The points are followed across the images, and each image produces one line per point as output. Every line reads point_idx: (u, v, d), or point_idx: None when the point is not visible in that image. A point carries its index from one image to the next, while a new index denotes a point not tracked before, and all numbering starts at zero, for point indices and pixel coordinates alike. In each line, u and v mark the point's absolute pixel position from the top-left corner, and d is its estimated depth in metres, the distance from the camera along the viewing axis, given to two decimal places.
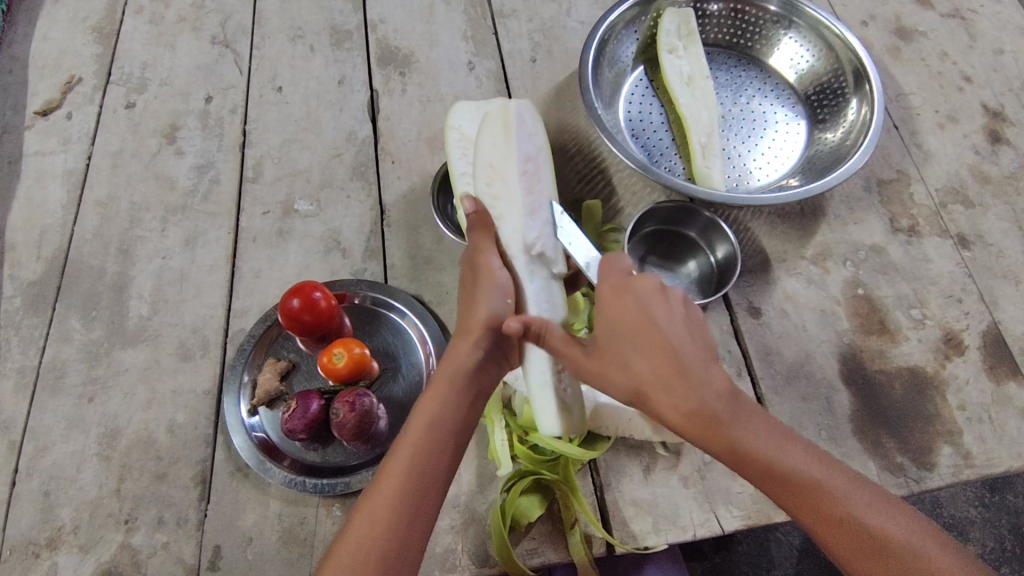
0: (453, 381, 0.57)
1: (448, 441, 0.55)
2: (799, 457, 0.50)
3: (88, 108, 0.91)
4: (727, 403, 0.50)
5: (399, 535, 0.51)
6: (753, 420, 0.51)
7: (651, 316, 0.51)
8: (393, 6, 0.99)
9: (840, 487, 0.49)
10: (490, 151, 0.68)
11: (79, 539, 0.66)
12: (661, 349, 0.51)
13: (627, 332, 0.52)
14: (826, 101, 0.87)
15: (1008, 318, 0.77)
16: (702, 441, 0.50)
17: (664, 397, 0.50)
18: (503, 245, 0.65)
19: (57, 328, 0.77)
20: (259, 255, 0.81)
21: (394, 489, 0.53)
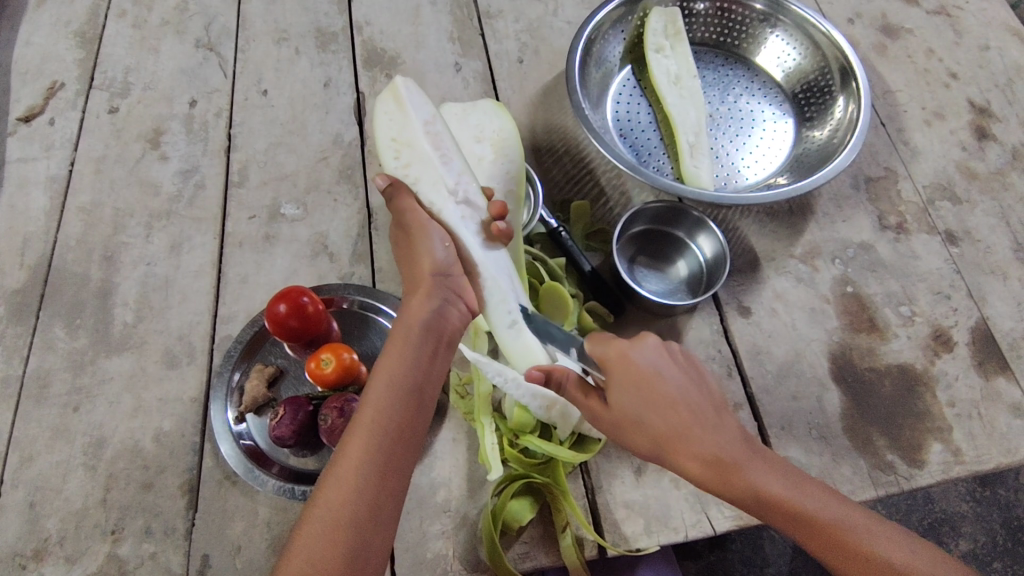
0: (411, 336, 0.58)
1: (415, 398, 0.55)
2: (822, 502, 0.52)
3: (71, 114, 0.90)
4: (743, 451, 0.53)
5: (371, 496, 0.50)
6: (771, 465, 0.54)
7: (658, 374, 0.54)
8: (379, 7, 0.98)
9: (859, 525, 0.51)
10: (386, 127, 0.68)
11: (65, 550, 0.65)
12: (672, 407, 0.54)
13: (637, 390, 0.53)
14: (813, 99, 0.87)
15: (997, 314, 0.77)
16: (723, 490, 0.53)
17: (687, 453, 0.53)
18: (428, 201, 0.65)
19: (41, 337, 0.76)
20: (246, 260, 0.80)
21: (360, 450, 0.52)
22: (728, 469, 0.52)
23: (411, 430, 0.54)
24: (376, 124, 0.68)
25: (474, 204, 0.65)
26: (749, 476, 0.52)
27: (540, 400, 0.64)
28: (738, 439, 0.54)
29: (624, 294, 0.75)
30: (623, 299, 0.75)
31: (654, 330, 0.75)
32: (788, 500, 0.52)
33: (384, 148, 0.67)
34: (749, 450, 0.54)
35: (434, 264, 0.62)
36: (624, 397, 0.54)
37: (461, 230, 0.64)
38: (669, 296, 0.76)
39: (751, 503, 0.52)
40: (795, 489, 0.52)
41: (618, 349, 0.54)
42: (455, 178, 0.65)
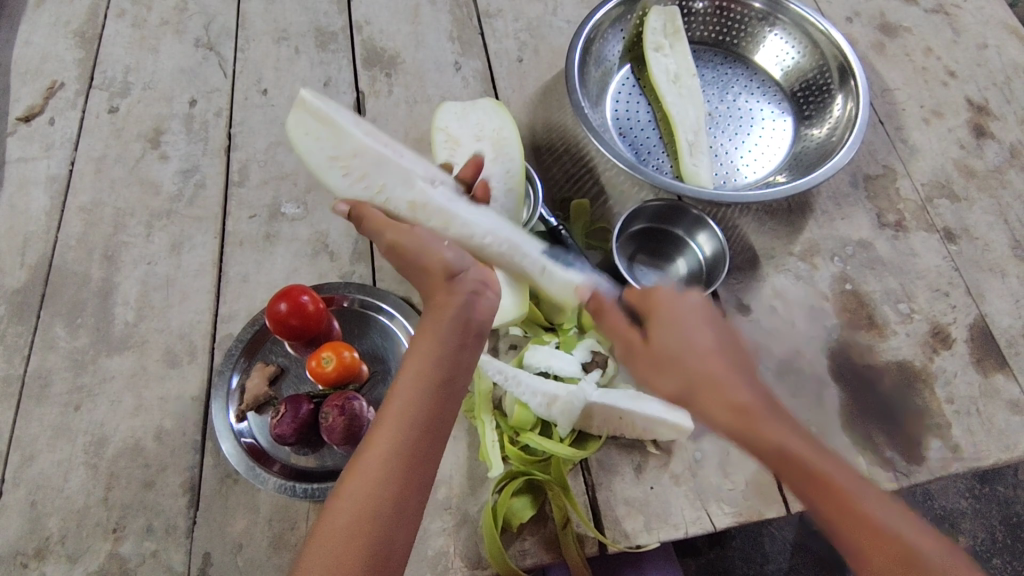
0: (440, 325, 0.52)
1: (443, 393, 0.51)
2: (842, 472, 0.51)
3: (71, 114, 0.90)
4: (770, 409, 0.53)
5: (390, 495, 0.48)
6: (800, 431, 0.52)
7: (694, 322, 0.55)
8: (378, 7, 0.99)
9: (877, 499, 0.50)
10: (322, 152, 0.66)
11: (67, 549, 0.65)
12: (707, 352, 0.54)
13: (672, 329, 0.55)
14: (811, 97, 0.88)
15: (995, 311, 0.78)
16: (747, 440, 0.52)
17: (712, 395, 0.52)
18: (405, 202, 0.63)
19: (42, 337, 0.76)
20: (247, 259, 0.80)
21: (383, 446, 0.49)
22: (754, 418, 0.52)
23: (439, 425, 0.51)
24: (306, 150, 0.67)
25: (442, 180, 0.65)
26: (776, 431, 0.51)
27: (542, 397, 0.66)
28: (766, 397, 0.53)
29: (623, 291, 0.76)
30: None
31: None
32: (811, 461, 0.50)
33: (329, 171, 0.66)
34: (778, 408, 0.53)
35: (445, 266, 0.54)
36: (661, 333, 0.55)
37: (455, 207, 0.64)
38: None
39: (773, 458, 0.51)
40: (818, 454, 0.51)
41: (661, 294, 0.57)
42: (412, 166, 0.64)
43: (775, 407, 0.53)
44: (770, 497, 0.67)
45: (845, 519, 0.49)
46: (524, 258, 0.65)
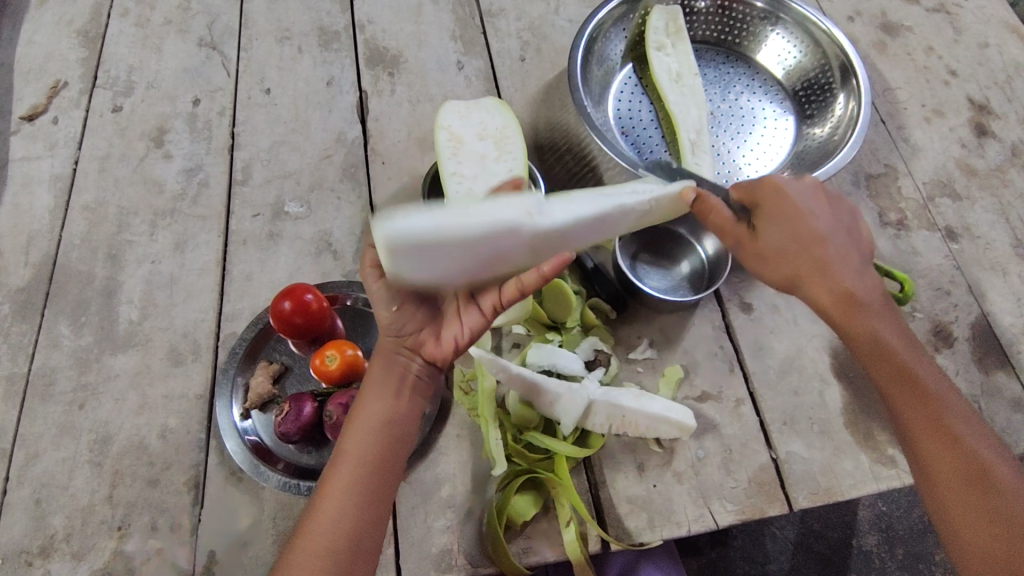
0: (379, 375, 0.57)
1: (388, 434, 0.56)
2: (928, 374, 0.53)
3: (75, 113, 0.90)
4: (875, 298, 0.55)
5: (348, 531, 0.53)
6: (893, 321, 0.55)
7: (808, 214, 0.55)
8: (381, 6, 0.99)
9: (957, 407, 0.52)
10: (427, 271, 0.51)
11: (72, 546, 0.65)
12: (816, 239, 0.55)
13: (783, 220, 0.55)
14: (813, 96, 0.88)
15: (997, 309, 0.78)
16: (841, 322, 0.55)
17: (818, 282, 0.54)
18: (531, 249, 0.54)
19: (46, 335, 0.76)
20: (250, 258, 0.80)
21: (339, 488, 0.53)
22: (855, 310, 0.54)
23: (388, 466, 0.56)
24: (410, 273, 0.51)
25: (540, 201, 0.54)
26: (871, 325, 0.54)
27: (543, 394, 0.66)
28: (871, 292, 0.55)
29: (624, 289, 0.75)
30: (624, 295, 0.75)
31: (656, 326, 0.76)
32: (902, 359, 0.53)
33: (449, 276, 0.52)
34: (883, 303, 0.55)
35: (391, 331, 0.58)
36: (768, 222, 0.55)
37: (574, 216, 0.54)
38: (671, 292, 0.76)
39: (863, 342, 0.54)
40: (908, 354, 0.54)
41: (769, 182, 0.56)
42: (511, 216, 0.51)
43: (878, 303, 0.55)
44: (772, 494, 0.67)
45: (923, 420, 0.52)
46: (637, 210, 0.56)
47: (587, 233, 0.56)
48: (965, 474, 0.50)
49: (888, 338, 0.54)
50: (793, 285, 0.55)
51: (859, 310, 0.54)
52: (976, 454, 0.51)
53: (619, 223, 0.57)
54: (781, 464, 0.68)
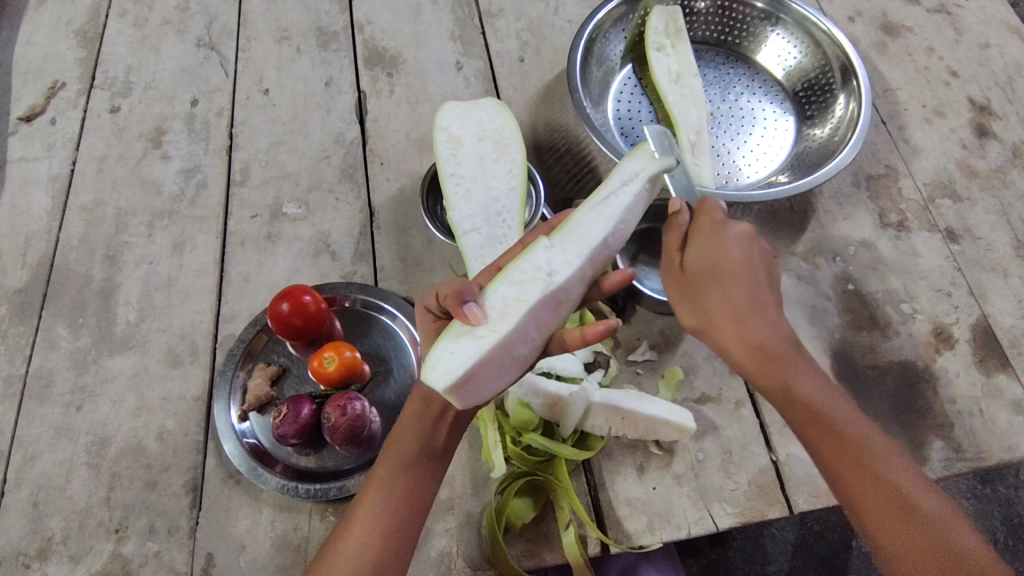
0: (415, 409, 0.57)
1: (420, 470, 0.56)
2: (847, 416, 0.52)
3: (73, 113, 0.90)
4: (790, 350, 0.53)
5: (372, 562, 0.53)
6: (810, 367, 0.53)
7: (734, 255, 0.52)
8: (380, 6, 0.98)
9: (881, 448, 0.51)
10: (495, 379, 0.53)
11: (69, 549, 0.65)
12: (737, 290, 0.52)
13: (711, 260, 0.52)
14: (813, 97, 0.88)
15: (998, 311, 0.78)
16: (757, 376, 0.53)
17: (733, 328, 0.52)
18: (571, 292, 0.56)
19: (43, 336, 0.76)
20: (249, 259, 0.80)
21: (370, 512, 0.55)
22: (773, 358, 0.52)
23: (417, 492, 0.56)
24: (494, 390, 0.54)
25: (557, 251, 0.56)
26: (788, 372, 0.52)
27: (542, 397, 0.66)
28: (789, 337, 0.53)
29: (624, 290, 0.76)
30: (624, 296, 0.76)
31: (656, 328, 0.75)
32: (817, 403, 0.52)
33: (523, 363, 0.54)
34: (796, 351, 0.53)
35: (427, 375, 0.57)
36: (696, 264, 0.52)
37: (586, 247, 0.56)
38: None
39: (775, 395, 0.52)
40: (825, 397, 0.52)
41: (708, 220, 0.54)
42: (537, 292, 0.53)
43: (796, 348, 0.53)
44: (772, 497, 0.67)
45: (847, 466, 0.50)
46: (626, 202, 0.58)
47: (609, 248, 0.58)
48: (894, 518, 0.49)
49: (805, 380, 0.52)
50: (709, 331, 0.53)
51: (774, 358, 0.52)
52: (903, 495, 0.49)
53: (625, 223, 0.58)
54: (781, 466, 0.68)
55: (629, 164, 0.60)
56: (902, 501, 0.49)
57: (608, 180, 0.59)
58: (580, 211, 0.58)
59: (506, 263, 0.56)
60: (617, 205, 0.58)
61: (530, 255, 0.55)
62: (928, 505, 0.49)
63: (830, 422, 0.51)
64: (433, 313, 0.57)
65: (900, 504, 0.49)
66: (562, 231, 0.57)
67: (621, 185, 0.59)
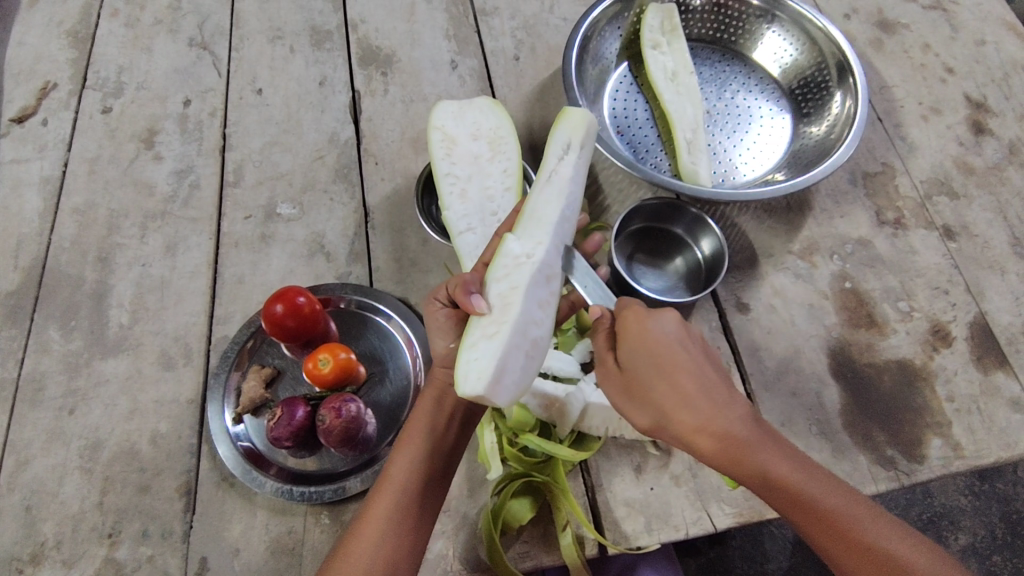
0: (424, 417, 0.60)
1: (432, 466, 0.59)
2: (824, 489, 0.51)
3: (64, 114, 0.89)
4: (752, 431, 0.51)
5: (386, 559, 0.54)
6: (777, 446, 0.51)
7: (669, 344, 0.51)
8: (373, 5, 0.98)
9: (863, 515, 0.51)
10: (520, 363, 0.54)
11: (62, 554, 0.65)
12: (682, 378, 0.50)
13: (644, 353, 0.51)
14: (810, 95, 0.87)
15: (995, 309, 0.77)
16: (722, 463, 0.50)
17: (690, 418, 0.50)
18: (553, 268, 0.56)
19: (36, 339, 0.75)
20: (242, 260, 0.79)
21: (383, 509, 0.56)
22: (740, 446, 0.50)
23: (429, 488, 0.58)
24: (523, 380, 0.55)
25: (528, 233, 0.56)
26: (759, 458, 0.50)
27: (538, 398, 0.66)
28: (752, 419, 0.51)
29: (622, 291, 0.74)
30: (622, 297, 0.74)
31: None
32: (795, 484, 0.50)
33: (538, 344, 0.56)
34: (758, 429, 0.51)
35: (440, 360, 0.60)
36: (634, 355, 0.51)
37: (549, 226, 0.57)
38: (668, 292, 0.76)
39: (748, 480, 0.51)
40: (802, 474, 0.51)
41: (634, 312, 0.53)
42: (527, 272, 0.54)
43: (761, 428, 0.51)
44: None
45: (837, 543, 0.50)
46: (566, 178, 0.60)
47: (568, 220, 0.59)
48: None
49: (777, 461, 0.50)
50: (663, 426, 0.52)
51: (739, 442, 0.50)
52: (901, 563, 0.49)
53: (571, 196, 0.60)
54: None
55: (558, 139, 0.61)
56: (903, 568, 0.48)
57: (546, 161, 0.61)
58: (529, 198, 0.59)
59: (486, 265, 0.57)
60: (561, 175, 0.60)
61: (505, 250, 0.55)
62: (926, 568, 0.49)
63: (814, 503, 0.50)
64: (439, 305, 0.59)
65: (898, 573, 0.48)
66: (522, 221, 0.57)
67: (556, 167, 0.61)
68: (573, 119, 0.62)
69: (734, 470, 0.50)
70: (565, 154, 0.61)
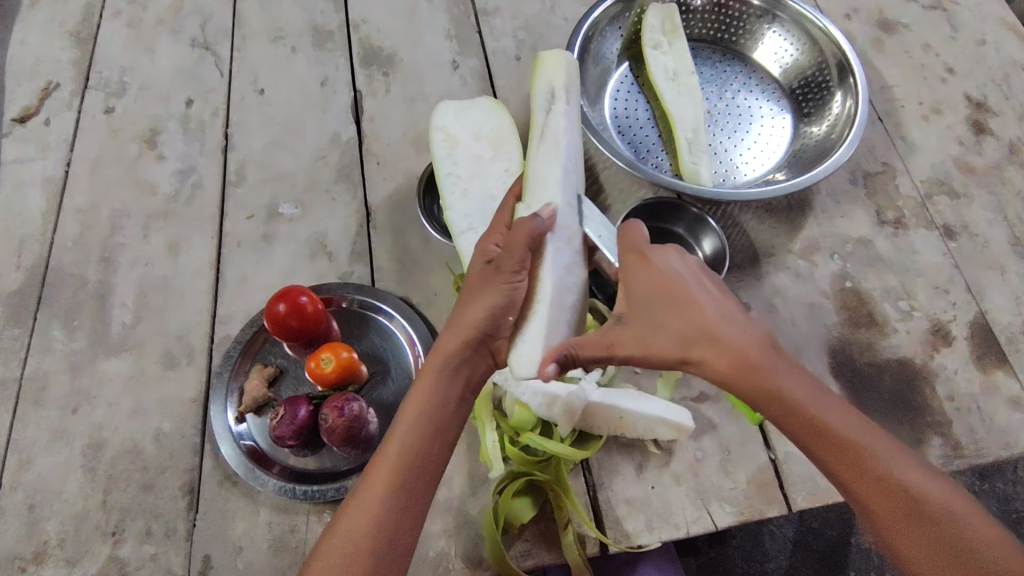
0: (439, 376, 0.57)
1: (438, 437, 0.56)
2: (838, 415, 0.51)
3: (67, 115, 0.89)
4: (767, 353, 0.51)
5: (386, 534, 0.52)
6: (793, 370, 0.52)
7: (678, 280, 0.53)
8: (375, 5, 0.98)
9: (877, 443, 0.50)
10: (565, 330, 0.59)
11: (66, 552, 0.65)
12: (692, 305, 0.52)
13: (655, 293, 0.53)
14: (811, 95, 0.87)
15: (995, 308, 0.78)
16: (738, 388, 0.51)
17: (711, 352, 0.51)
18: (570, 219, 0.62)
19: (39, 339, 0.75)
20: (244, 260, 0.80)
21: (384, 482, 0.54)
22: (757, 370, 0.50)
23: (434, 461, 0.56)
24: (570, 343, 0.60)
25: (538, 200, 0.63)
26: (772, 381, 0.50)
27: (540, 397, 0.65)
28: (768, 343, 0.52)
29: None
30: None
31: None
32: (808, 407, 0.50)
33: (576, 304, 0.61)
34: (774, 352, 0.52)
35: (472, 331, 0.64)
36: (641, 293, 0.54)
37: (555, 185, 0.63)
38: None
39: (765, 405, 0.51)
40: (818, 399, 0.51)
41: (638, 251, 0.55)
42: (548, 244, 0.60)
43: (777, 352, 0.52)
44: (771, 495, 0.67)
45: (848, 473, 0.50)
46: (557, 132, 0.67)
47: (572, 169, 0.65)
48: (907, 527, 0.48)
49: (791, 385, 0.51)
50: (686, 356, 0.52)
51: (755, 365, 0.51)
52: (911, 496, 0.48)
53: (567, 146, 0.66)
54: (779, 464, 0.68)
55: (541, 92, 0.70)
56: (915, 502, 0.48)
57: (536, 118, 0.69)
58: (530, 164, 0.66)
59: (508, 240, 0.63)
60: (553, 129, 0.67)
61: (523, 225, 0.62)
62: (937, 498, 0.48)
63: (827, 427, 0.50)
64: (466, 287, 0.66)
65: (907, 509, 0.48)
66: (529, 189, 0.64)
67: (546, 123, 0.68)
68: (550, 66, 0.71)
69: (748, 394, 0.51)
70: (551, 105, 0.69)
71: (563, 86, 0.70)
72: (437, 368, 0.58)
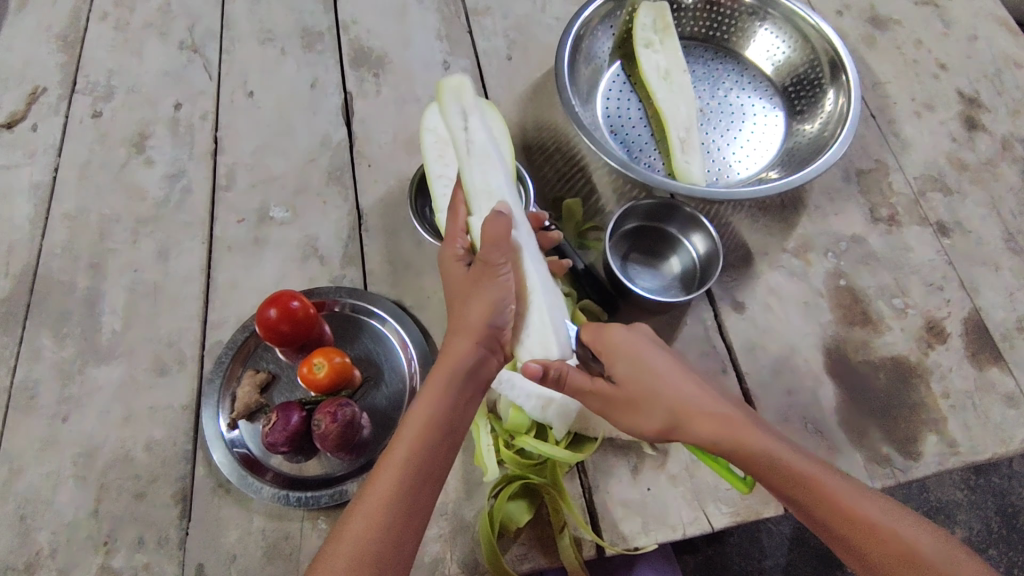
0: (451, 379, 0.56)
1: (444, 441, 0.55)
2: (827, 475, 0.53)
3: (54, 119, 0.88)
4: (747, 421, 0.55)
5: (389, 542, 0.51)
6: (778, 438, 0.55)
7: (655, 356, 0.58)
8: (365, 6, 0.97)
9: (867, 498, 0.52)
10: (561, 313, 0.62)
11: (58, 562, 0.64)
12: (671, 378, 0.56)
13: (636, 365, 0.57)
14: (803, 92, 0.87)
15: (989, 304, 0.78)
16: (729, 454, 0.54)
17: (698, 419, 0.55)
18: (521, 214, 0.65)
19: (28, 347, 0.75)
20: (235, 265, 0.79)
21: (390, 486, 0.53)
22: (742, 433, 0.54)
23: (439, 466, 0.55)
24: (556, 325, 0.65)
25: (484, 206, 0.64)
26: (759, 442, 0.53)
27: (534, 400, 0.64)
28: (747, 415, 0.56)
29: (613, 288, 0.74)
30: (613, 294, 0.74)
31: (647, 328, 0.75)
32: (797, 468, 0.53)
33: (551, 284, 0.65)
34: (755, 422, 0.56)
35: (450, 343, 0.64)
36: (624, 367, 0.57)
37: (499, 185, 0.65)
38: (662, 292, 0.76)
39: (755, 470, 0.54)
40: (806, 462, 0.53)
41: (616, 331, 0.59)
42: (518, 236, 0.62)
43: (758, 423, 0.56)
44: (767, 495, 0.66)
45: (847, 529, 0.51)
46: (478, 139, 0.67)
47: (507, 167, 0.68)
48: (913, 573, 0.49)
49: (777, 448, 0.53)
50: (677, 422, 0.55)
51: (737, 430, 0.54)
52: (907, 544, 0.50)
53: (487, 149, 0.66)
54: None
55: (451, 107, 0.68)
56: (914, 552, 0.49)
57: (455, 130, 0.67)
58: (465, 173, 0.65)
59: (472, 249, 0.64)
60: (476, 136, 0.67)
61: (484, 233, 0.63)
62: (934, 550, 0.50)
63: (816, 486, 0.52)
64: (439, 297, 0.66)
65: (908, 556, 0.49)
66: (472, 198, 0.64)
67: (466, 132, 0.67)
68: (452, 82, 0.69)
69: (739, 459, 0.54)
70: (465, 118, 0.68)
71: (469, 92, 0.69)
72: (447, 370, 0.56)
